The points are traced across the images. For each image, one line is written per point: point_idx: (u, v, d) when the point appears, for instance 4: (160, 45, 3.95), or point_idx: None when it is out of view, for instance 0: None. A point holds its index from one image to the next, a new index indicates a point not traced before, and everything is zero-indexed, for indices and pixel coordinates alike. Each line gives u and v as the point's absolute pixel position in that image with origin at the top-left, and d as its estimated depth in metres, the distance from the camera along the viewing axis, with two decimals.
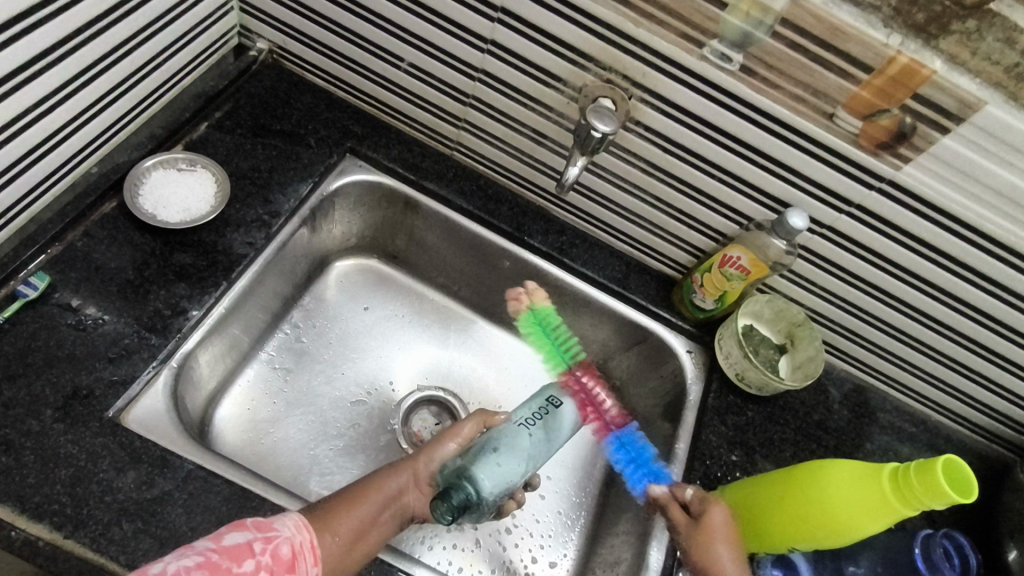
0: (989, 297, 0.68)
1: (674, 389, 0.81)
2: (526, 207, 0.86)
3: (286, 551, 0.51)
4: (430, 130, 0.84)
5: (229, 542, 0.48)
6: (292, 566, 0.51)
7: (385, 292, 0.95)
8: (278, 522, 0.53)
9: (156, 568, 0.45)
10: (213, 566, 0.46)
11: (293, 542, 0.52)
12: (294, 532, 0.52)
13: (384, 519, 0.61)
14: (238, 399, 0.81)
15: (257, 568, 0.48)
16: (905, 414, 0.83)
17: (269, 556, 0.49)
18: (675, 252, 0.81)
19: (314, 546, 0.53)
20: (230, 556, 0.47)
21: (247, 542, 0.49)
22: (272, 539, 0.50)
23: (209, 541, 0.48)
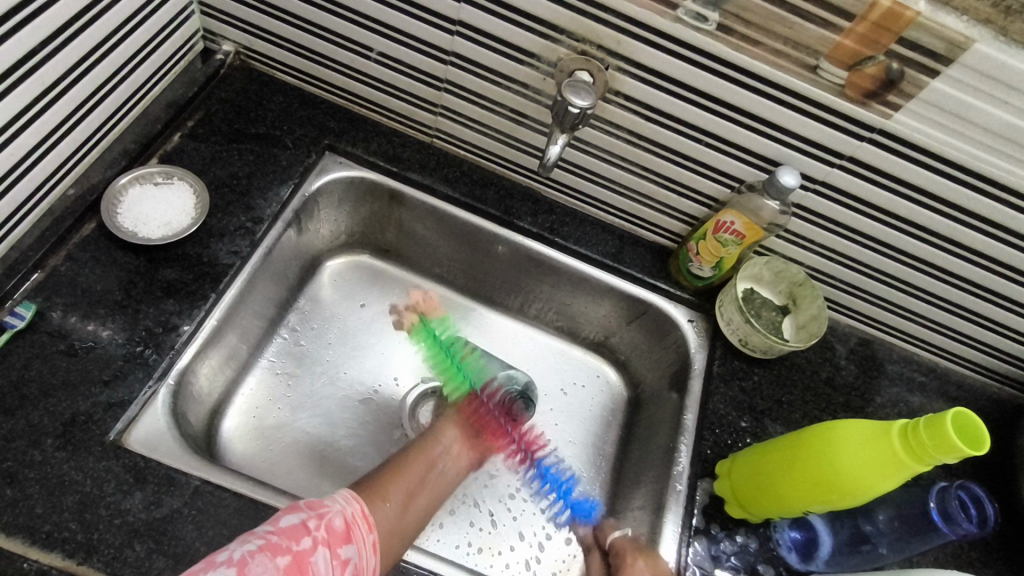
0: (990, 239, 0.66)
1: (679, 359, 0.81)
2: (512, 189, 0.84)
3: (339, 523, 0.54)
4: (407, 119, 0.82)
5: (288, 523, 0.52)
6: (349, 535, 0.54)
7: (380, 288, 0.94)
8: (329, 498, 0.56)
9: (222, 555, 0.49)
10: (274, 547, 0.50)
11: (348, 513, 0.56)
12: (345, 505, 0.56)
13: (424, 482, 0.67)
14: (244, 408, 0.81)
15: (314, 545, 0.51)
16: (913, 363, 0.82)
17: (324, 530, 0.53)
18: (667, 221, 0.79)
19: (365, 514, 0.57)
20: (287, 537, 0.51)
21: (302, 521, 0.52)
22: (323, 514, 0.54)
23: (270, 525, 0.52)
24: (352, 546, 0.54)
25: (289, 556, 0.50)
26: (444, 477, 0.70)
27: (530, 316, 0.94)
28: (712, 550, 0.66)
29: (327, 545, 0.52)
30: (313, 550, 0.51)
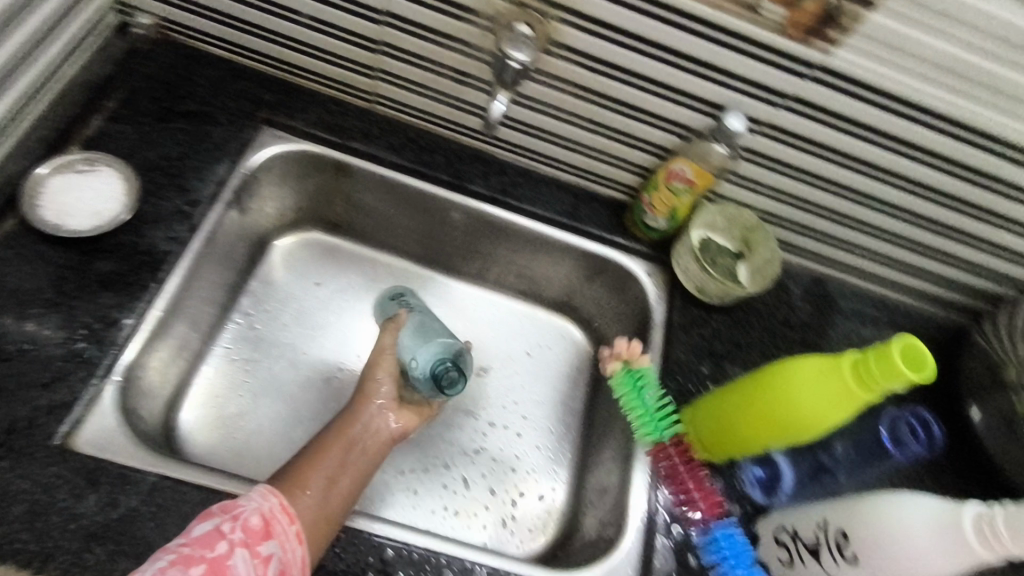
0: (932, 171, 0.67)
1: (640, 312, 0.81)
2: (461, 152, 0.82)
3: (256, 521, 0.51)
4: (346, 86, 0.79)
5: (199, 531, 0.49)
6: (268, 532, 0.51)
7: (334, 264, 0.91)
8: (242, 498, 0.53)
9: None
10: (188, 557, 0.47)
11: (266, 510, 0.52)
12: (261, 500, 0.53)
13: (353, 456, 0.63)
14: (202, 398, 0.79)
15: (231, 548, 0.48)
16: (864, 298, 0.85)
17: (241, 531, 0.50)
18: (620, 175, 0.79)
19: (286, 506, 0.54)
20: (200, 547, 0.48)
21: (215, 527, 0.49)
22: (238, 515, 0.51)
23: (180, 537, 0.49)
24: (272, 543, 0.51)
25: (204, 565, 0.47)
26: (375, 445, 0.66)
27: (491, 281, 0.93)
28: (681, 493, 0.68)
29: (245, 546, 0.49)
30: (231, 553, 0.48)
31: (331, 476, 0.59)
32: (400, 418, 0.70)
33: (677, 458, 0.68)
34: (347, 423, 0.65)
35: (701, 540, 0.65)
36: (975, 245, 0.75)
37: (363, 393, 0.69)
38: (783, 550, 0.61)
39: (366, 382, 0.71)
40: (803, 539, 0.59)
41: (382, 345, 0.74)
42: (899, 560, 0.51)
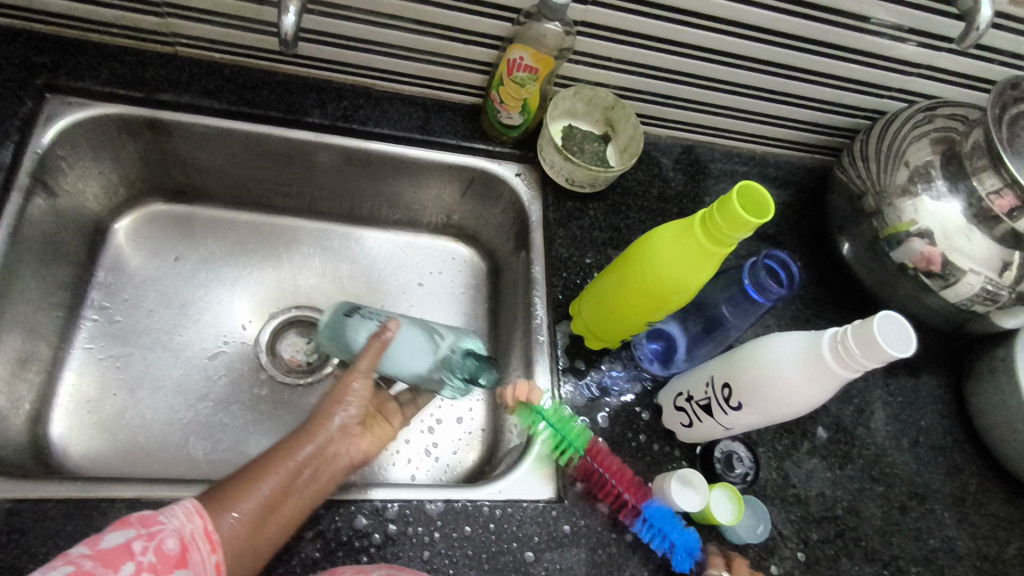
0: (763, 11, 0.66)
1: (517, 216, 0.79)
2: (290, 83, 0.74)
3: (172, 545, 0.44)
4: (133, 30, 0.68)
5: (109, 544, 0.43)
6: (183, 560, 0.44)
7: (189, 234, 0.84)
8: (167, 510, 0.46)
9: None
10: (83, 575, 0.40)
11: (184, 534, 0.45)
12: (183, 521, 0.46)
13: (303, 482, 0.53)
14: (71, 407, 0.72)
15: (134, 573, 0.42)
16: (734, 156, 0.85)
17: (152, 554, 0.43)
18: (464, 76, 0.73)
19: (209, 531, 0.46)
20: (103, 564, 0.41)
21: (126, 543, 0.43)
22: (154, 534, 0.44)
23: (86, 545, 0.43)
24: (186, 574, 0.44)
25: None
26: (328, 473, 0.55)
27: (365, 217, 0.88)
28: (582, 384, 0.69)
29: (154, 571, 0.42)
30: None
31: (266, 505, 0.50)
32: (363, 440, 0.60)
33: (598, 467, 0.62)
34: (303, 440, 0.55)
35: (637, 527, 0.61)
36: (823, 82, 0.76)
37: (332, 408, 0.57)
38: (683, 414, 0.63)
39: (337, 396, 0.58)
40: (696, 399, 0.61)
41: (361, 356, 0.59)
42: (777, 398, 0.53)
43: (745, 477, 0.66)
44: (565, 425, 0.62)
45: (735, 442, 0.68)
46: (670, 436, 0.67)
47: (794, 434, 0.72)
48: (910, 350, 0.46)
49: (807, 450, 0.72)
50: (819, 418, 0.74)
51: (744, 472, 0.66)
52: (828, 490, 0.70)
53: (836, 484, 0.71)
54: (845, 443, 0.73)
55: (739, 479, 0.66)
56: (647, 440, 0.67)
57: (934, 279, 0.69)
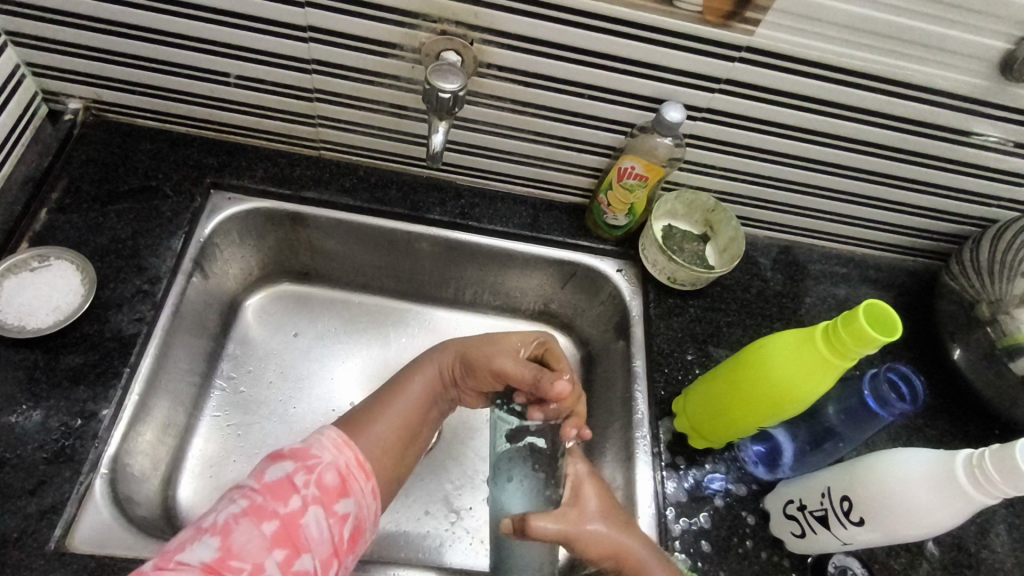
0: (871, 127, 0.68)
1: (617, 309, 0.82)
2: (414, 182, 0.81)
3: (332, 479, 0.54)
4: (288, 137, 0.78)
5: (274, 478, 0.53)
6: (344, 489, 0.55)
7: (309, 313, 0.91)
8: (318, 448, 0.56)
9: (208, 518, 0.51)
10: (259, 509, 0.51)
11: (339, 465, 0.56)
12: (336, 456, 0.56)
13: (427, 404, 0.66)
14: (198, 470, 0.78)
15: (304, 503, 0.52)
16: (833, 258, 0.86)
17: (315, 487, 0.53)
18: (574, 179, 0.79)
19: (360, 462, 0.57)
20: (273, 498, 0.52)
21: (289, 477, 0.53)
22: (312, 468, 0.53)
23: (255, 478, 0.53)
24: (349, 501, 0.54)
25: (275, 522, 0.50)
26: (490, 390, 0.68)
27: (466, 302, 0.93)
28: (685, 482, 0.68)
29: (319, 503, 0.52)
30: (306, 513, 0.52)
31: (394, 425, 0.63)
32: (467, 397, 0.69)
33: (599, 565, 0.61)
34: (428, 364, 0.67)
35: None
36: (929, 190, 0.76)
37: (470, 359, 0.66)
38: (794, 523, 0.62)
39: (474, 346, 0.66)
40: (810, 508, 0.60)
41: (506, 349, 0.66)
42: (903, 516, 0.52)
43: None
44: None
45: (849, 556, 0.65)
46: (779, 545, 0.65)
47: (912, 551, 0.68)
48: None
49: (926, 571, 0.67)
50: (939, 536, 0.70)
51: None
52: None
53: None
54: (969, 567, 0.69)
55: None
56: (754, 547, 0.65)
57: None
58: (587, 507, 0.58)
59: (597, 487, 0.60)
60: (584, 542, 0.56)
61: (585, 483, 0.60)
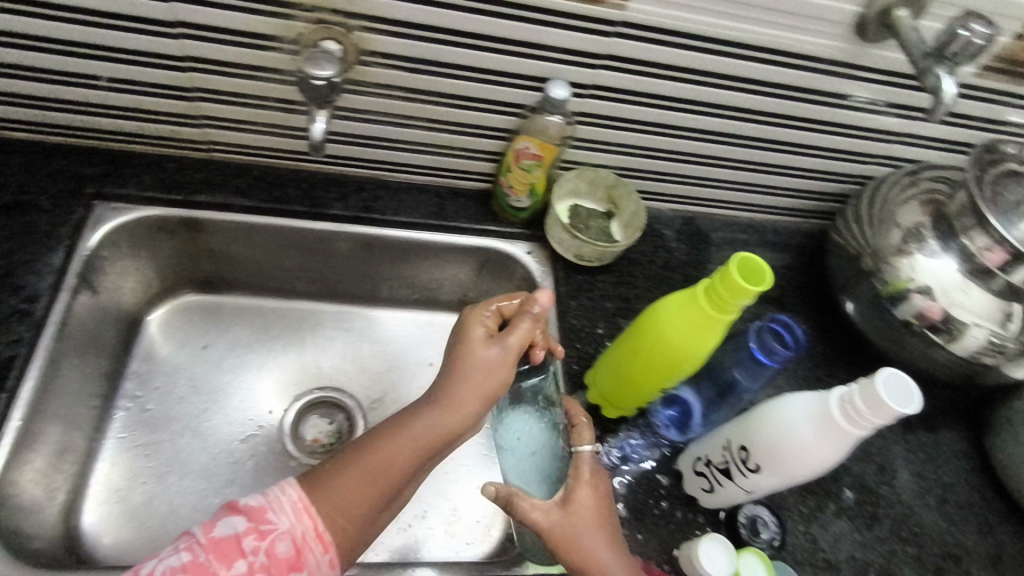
0: (750, 95, 0.71)
1: (528, 290, 0.83)
2: (314, 179, 0.80)
3: (284, 548, 0.50)
4: (174, 140, 0.75)
5: (222, 534, 0.50)
6: (297, 562, 0.50)
7: (218, 323, 0.88)
8: (277, 508, 0.52)
9: (153, 563, 0.49)
10: (199, 568, 0.48)
11: (293, 531, 0.51)
12: (293, 519, 0.51)
13: (417, 450, 0.56)
14: (104, 495, 0.74)
15: (247, 572, 0.48)
16: (733, 225, 0.90)
17: (263, 556, 0.49)
18: (476, 165, 0.79)
19: (320, 530, 0.51)
20: (217, 557, 0.48)
21: (236, 536, 0.49)
22: (263, 533, 0.50)
23: (206, 530, 0.50)
24: None
25: None
26: (478, 411, 0.59)
27: (382, 297, 0.92)
28: (602, 454, 0.69)
29: (266, 572, 0.48)
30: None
31: (360, 485, 0.54)
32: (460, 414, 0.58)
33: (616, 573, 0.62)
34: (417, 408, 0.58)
35: None
36: (811, 152, 0.80)
37: (452, 394, 0.59)
38: (703, 479, 0.64)
39: (453, 382, 0.59)
40: (715, 463, 0.62)
41: (492, 357, 0.61)
42: (792, 459, 0.54)
43: (772, 541, 0.66)
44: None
45: (759, 506, 0.68)
46: (693, 502, 0.68)
47: (818, 495, 0.72)
48: (914, 404, 0.47)
49: (833, 512, 0.71)
50: (841, 478, 0.74)
51: (771, 537, 0.66)
52: (858, 552, 0.69)
53: (866, 546, 0.70)
54: (870, 503, 0.73)
55: (766, 545, 0.66)
56: (670, 507, 0.67)
57: (940, 334, 0.71)
58: (582, 520, 0.56)
59: (600, 503, 0.58)
60: (568, 547, 0.55)
61: (587, 491, 0.58)
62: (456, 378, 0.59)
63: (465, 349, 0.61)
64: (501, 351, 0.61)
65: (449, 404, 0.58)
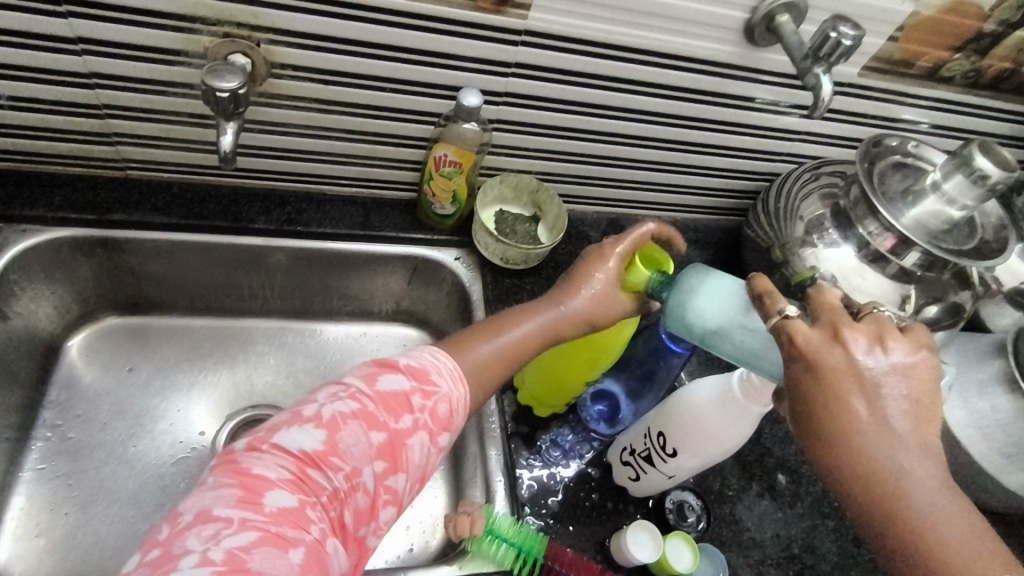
0: (655, 98, 0.76)
1: (458, 295, 0.84)
2: (235, 195, 0.79)
3: (444, 410, 0.55)
4: (86, 160, 0.74)
5: (388, 389, 0.54)
6: (446, 425, 0.55)
7: (144, 346, 0.86)
8: (438, 374, 0.57)
9: (311, 410, 0.51)
10: (372, 418, 0.51)
11: (451, 395, 0.57)
12: (452, 387, 0.57)
13: (518, 351, 0.62)
14: (21, 529, 0.71)
15: (413, 427, 0.53)
16: (655, 224, 0.93)
17: (428, 415, 0.54)
18: (399, 174, 0.80)
19: (465, 401, 0.58)
20: (387, 411, 0.52)
21: (403, 394, 0.54)
22: (429, 393, 0.55)
23: (364, 384, 0.53)
24: (446, 437, 0.56)
25: (383, 434, 0.51)
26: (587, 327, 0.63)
27: (315, 311, 0.91)
28: (533, 454, 0.70)
29: (427, 430, 0.54)
30: (359, 470, 0.50)
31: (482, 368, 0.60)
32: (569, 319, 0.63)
33: (561, 567, 0.61)
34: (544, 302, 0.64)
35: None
36: (720, 152, 0.85)
37: (565, 307, 0.63)
38: (629, 468, 0.66)
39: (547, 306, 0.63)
40: (637, 452, 0.64)
41: (598, 287, 0.63)
42: (704, 439, 0.57)
43: (697, 525, 0.68)
44: (522, 536, 0.62)
45: (685, 491, 0.70)
46: (622, 493, 0.70)
47: (742, 477, 0.75)
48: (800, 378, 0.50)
49: (756, 493, 0.74)
50: (763, 459, 0.77)
51: (697, 520, 0.68)
52: (782, 530, 0.73)
53: (788, 523, 0.73)
54: (793, 482, 0.77)
55: (693, 528, 0.68)
56: (600, 498, 0.69)
57: None
58: (856, 392, 0.45)
59: (856, 368, 0.46)
60: (853, 458, 0.44)
61: (867, 413, 0.45)
62: (563, 295, 0.63)
63: (594, 256, 0.64)
64: (574, 305, 0.62)
65: (551, 324, 0.63)
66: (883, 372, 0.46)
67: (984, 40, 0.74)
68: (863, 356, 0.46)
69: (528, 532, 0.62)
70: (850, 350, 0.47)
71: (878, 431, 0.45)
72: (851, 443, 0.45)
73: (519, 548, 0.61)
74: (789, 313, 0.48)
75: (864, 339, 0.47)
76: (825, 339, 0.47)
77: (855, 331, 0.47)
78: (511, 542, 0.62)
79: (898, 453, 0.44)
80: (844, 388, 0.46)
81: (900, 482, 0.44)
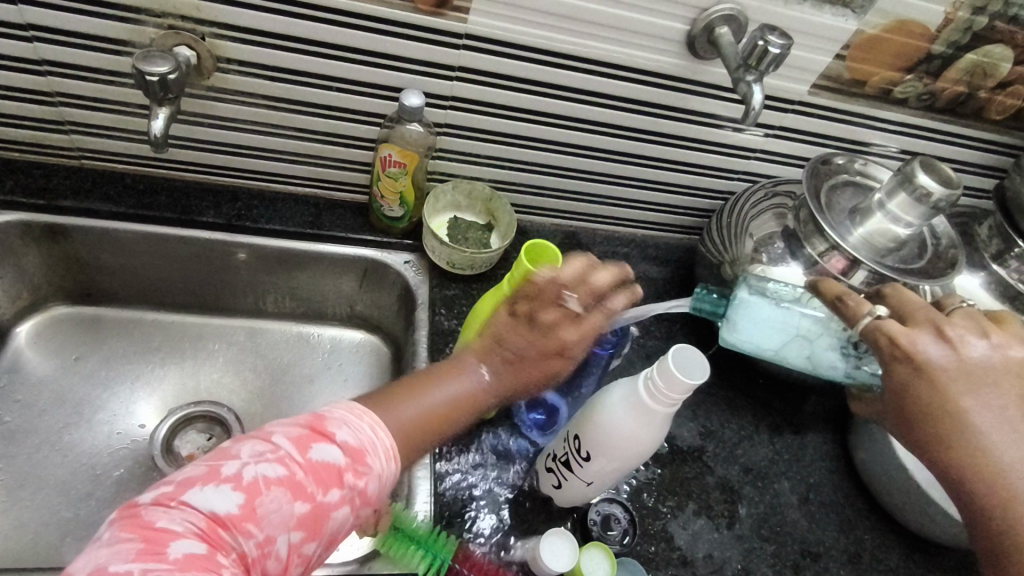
0: (604, 108, 0.76)
1: (406, 297, 0.84)
2: (187, 188, 0.81)
3: (375, 487, 0.47)
4: (41, 146, 0.75)
5: (321, 455, 0.45)
6: (374, 500, 0.48)
7: (93, 336, 0.86)
8: (378, 442, 0.49)
9: (231, 464, 0.44)
10: (297, 486, 0.44)
11: (388, 467, 0.49)
12: (386, 462, 0.49)
13: (464, 403, 0.56)
14: None
15: (338, 501, 0.45)
16: (613, 238, 0.93)
17: (356, 490, 0.46)
18: (350, 175, 0.81)
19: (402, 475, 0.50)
20: (315, 481, 0.45)
21: (337, 464, 0.46)
22: (365, 466, 0.47)
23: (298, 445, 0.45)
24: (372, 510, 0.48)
25: (306, 506, 0.44)
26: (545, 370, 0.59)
27: (271, 312, 0.91)
28: (460, 459, 0.69)
29: (353, 505, 0.46)
30: (274, 539, 0.43)
31: (427, 418, 0.53)
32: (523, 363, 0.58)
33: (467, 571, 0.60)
34: (492, 349, 0.59)
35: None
36: (675, 167, 0.85)
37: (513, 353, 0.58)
38: (552, 475, 0.64)
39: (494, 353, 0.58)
40: (559, 457, 0.62)
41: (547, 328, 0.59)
42: (616, 443, 0.55)
43: (621, 539, 0.66)
44: (432, 538, 0.60)
45: (613, 504, 0.69)
46: (549, 502, 0.68)
47: (679, 494, 0.73)
48: (701, 373, 0.51)
49: (692, 511, 0.72)
50: (704, 478, 0.75)
51: (621, 533, 0.67)
52: (716, 551, 0.70)
53: (723, 544, 0.71)
54: (731, 501, 0.74)
55: (615, 542, 0.66)
56: (525, 507, 0.67)
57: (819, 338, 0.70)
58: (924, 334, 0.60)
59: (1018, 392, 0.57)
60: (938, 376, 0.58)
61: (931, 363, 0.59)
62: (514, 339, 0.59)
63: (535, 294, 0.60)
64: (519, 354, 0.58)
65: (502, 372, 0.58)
66: (981, 362, 0.58)
67: (934, 62, 0.74)
68: (947, 345, 0.59)
69: (438, 533, 0.61)
70: (942, 345, 0.59)
71: (985, 421, 0.56)
72: (959, 436, 0.56)
73: (426, 549, 0.60)
74: (879, 314, 0.61)
75: (968, 333, 0.60)
76: (931, 336, 0.60)
77: (955, 327, 0.61)
78: (419, 543, 0.60)
79: (997, 443, 0.55)
80: (953, 382, 0.58)
81: (1002, 467, 0.55)
